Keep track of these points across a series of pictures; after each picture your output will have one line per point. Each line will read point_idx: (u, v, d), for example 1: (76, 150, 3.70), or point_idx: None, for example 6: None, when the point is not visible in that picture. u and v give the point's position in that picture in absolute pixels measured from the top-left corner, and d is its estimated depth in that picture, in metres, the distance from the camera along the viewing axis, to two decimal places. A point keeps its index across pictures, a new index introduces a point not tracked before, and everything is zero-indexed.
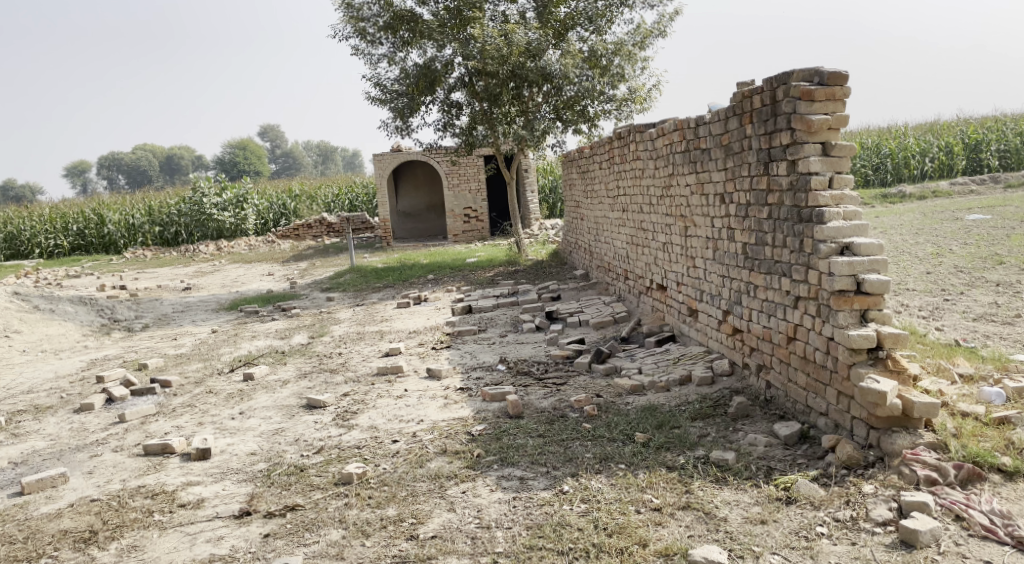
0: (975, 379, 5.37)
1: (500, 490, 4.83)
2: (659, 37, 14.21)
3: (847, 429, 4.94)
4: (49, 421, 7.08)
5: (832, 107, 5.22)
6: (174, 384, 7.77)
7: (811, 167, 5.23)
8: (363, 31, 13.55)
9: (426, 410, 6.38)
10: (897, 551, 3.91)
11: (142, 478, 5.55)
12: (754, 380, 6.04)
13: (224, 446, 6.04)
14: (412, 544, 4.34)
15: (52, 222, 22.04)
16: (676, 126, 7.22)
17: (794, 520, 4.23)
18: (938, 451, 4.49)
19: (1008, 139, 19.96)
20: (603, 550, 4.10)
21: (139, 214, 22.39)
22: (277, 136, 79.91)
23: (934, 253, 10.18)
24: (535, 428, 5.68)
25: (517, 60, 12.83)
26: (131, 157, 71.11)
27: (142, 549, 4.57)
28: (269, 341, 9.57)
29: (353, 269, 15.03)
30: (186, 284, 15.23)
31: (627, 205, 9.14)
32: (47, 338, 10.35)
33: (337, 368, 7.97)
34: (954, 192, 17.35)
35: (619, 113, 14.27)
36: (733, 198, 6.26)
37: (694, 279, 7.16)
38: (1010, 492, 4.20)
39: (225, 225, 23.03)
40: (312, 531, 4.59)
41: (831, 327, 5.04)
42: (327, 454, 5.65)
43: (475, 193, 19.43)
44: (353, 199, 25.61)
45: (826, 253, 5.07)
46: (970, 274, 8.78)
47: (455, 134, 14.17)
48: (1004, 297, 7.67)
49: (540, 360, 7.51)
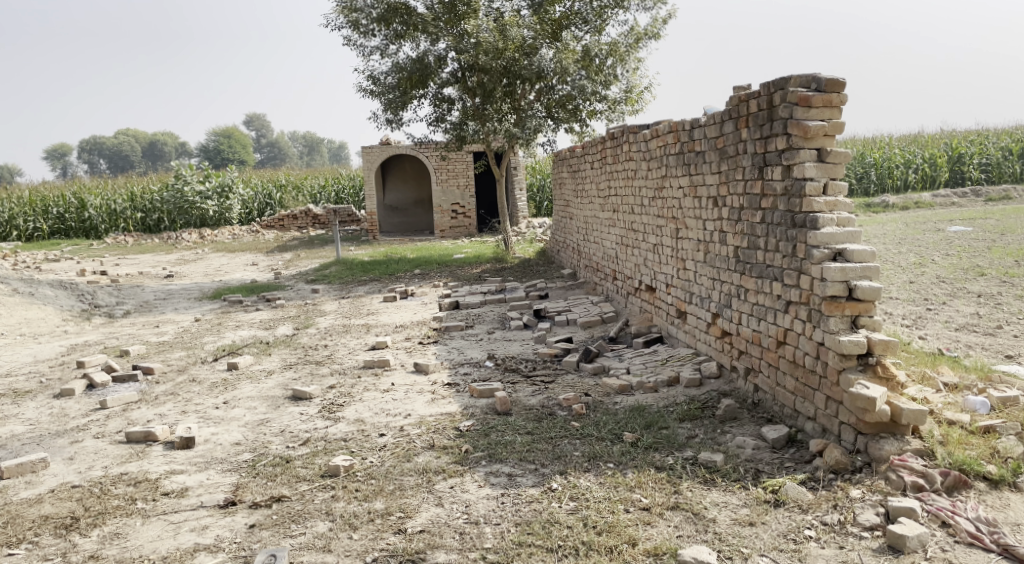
0: (959, 388, 5.43)
1: (489, 486, 4.82)
2: (652, 39, 14.25)
3: (833, 434, 4.96)
4: (29, 405, 6.98)
5: (829, 114, 5.25)
6: (157, 371, 7.68)
7: (806, 173, 5.25)
8: (356, 21, 13.41)
9: (413, 405, 6.36)
10: (884, 556, 3.94)
11: (125, 465, 5.49)
12: (742, 383, 6.07)
13: (208, 435, 5.97)
14: (400, 538, 4.32)
15: (31, 205, 21.77)
16: (670, 128, 7.25)
17: (782, 522, 4.26)
18: (924, 458, 4.55)
19: (990, 153, 20.27)
20: (593, 548, 4.10)
21: (120, 199, 22.20)
22: (262, 125, 79.22)
23: (917, 262, 10.31)
24: (524, 425, 5.66)
25: (512, 56, 12.82)
26: (113, 143, 70.25)
27: (126, 537, 4.51)
28: (253, 331, 9.49)
29: (339, 262, 14.90)
30: (168, 271, 15.06)
31: (618, 205, 9.16)
32: (26, 322, 10.17)
33: (323, 360, 7.92)
34: (936, 203, 17.54)
35: (611, 114, 14.28)
36: (726, 202, 6.29)
37: (684, 281, 7.18)
38: (995, 501, 4.25)
39: (208, 214, 22.70)
40: (299, 522, 4.55)
41: (822, 332, 5.06)
42: (313, 446, 5.60)
43: (464, 189, 19.37)
44: (340, 191, 25.33)
45: (819, 257, 5.09)
46: (952, 284, 8.90)
47: (446, 129, 14.11)
48: (985, 307, 7.78)
49: (528, 359, 7.49)
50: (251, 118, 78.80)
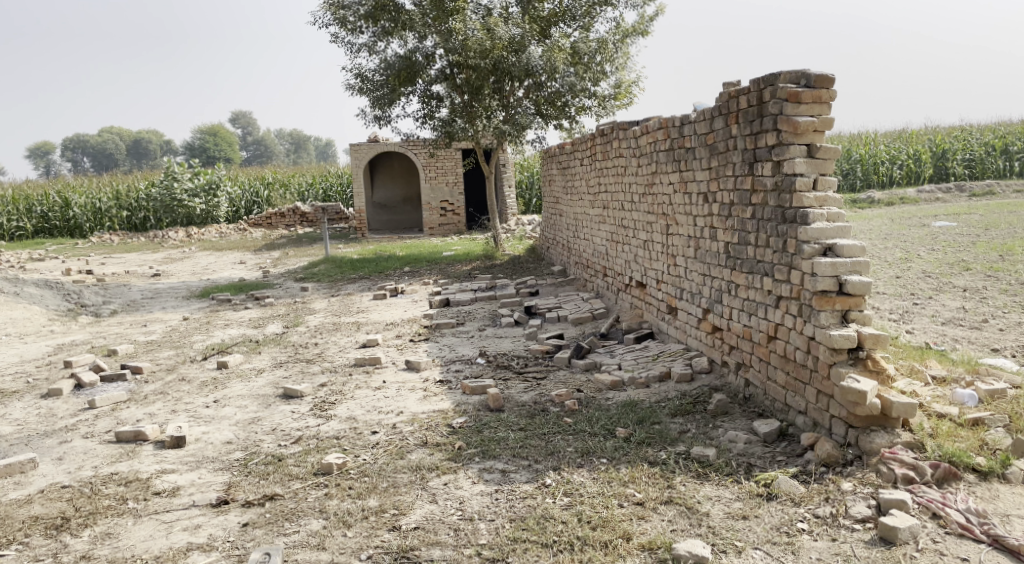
0: (948, 380, 5.47)
1: (482, 482, 4.82)
2: (640, 36, 14.31)
3: (824, 427, 5.01)
4: (16, 405, 6.92)
5: (818, 109, 5.28)
6: (145, 370, 7.63)
7: (797, 169, 5.29)
8: (343, 19, 13.30)
9: (405, 402, 6.35)
10: (876, 547, 3.97)
11: (115, 465, 5.45)
12: (733, 378, 6.10)
13: (200, 434, 5.94)
14: (394, 535, 4.31)
15: (15, 204, 21.50)
16: (660, 125, 7.27)
17: (775, 516, 4.29)
18: (914, 450, 4.60)
19: (973, 149, 20.43)
20: (588, 543, 4.12)
21: (106, 198, 22.04)
22: (248, 122, 78.54)
23: (903, 257, 10.39)
24: (516, 421, 5.67)
25: (500, 54, 12.77)
26: (97, 140, 69.76)
27: (117, 537, 4.48)
28: (243, 329, 9.45)
29: (327, 259, 14.88)
30: (155, 270, 14.97)
31: (607, 202, 9.18)
32: (12, 322, 10.07)
33: (314, 358, 7.89)
34: (921, 199, 17.67)
35: (600, 109, 14.28)
36: (717, 197, 6.31)
37: (675, 277, 7.21)
38: (984, 492, 4.30)
39: (196, 212, 22.54)
40: (292, 521, 4.54)
41: (812, 326, 5.09)
42: (305, 445, 5.58)
43: (452, 186, 19.35)
44: (328, 188, 25.28)
45: (810, 253, 5.12)
46: (938, 278, 8.98)
47: (434, 126, 14.08)
48: (971, 302, 7.86)
49: (520, 355, 7.50)
50: (235, 118, 78.08)
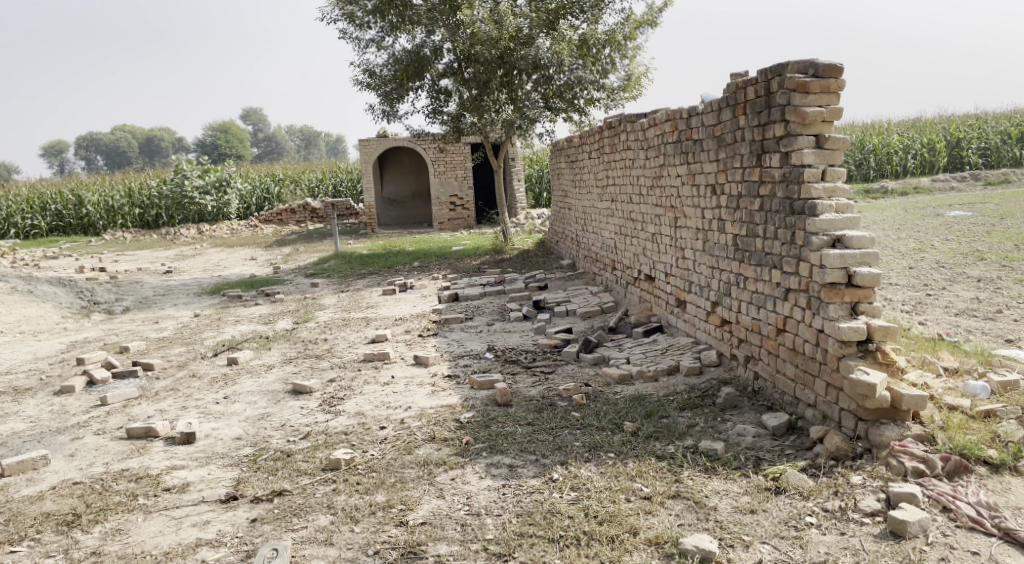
0: (959, 372, 5.41)
1: (489, 477, 4.82)
2: (649, 27, 14.22)
3: (834, 420, 4.96)
4: (29, 403, 6.97)
5: (826, 99, 5.23)
6: (156, 367, 7.70)
7: (804, 159, 5.23)
8: (351, 14, 13.33)
9: (414, 397, 6.36)
10: (885, 541, 3.94)
11: (126, 461, 5.49)
12: (742, 371, 6.05)
13: (209, 430, 5.97)
14: (401, 530, 4.32)
15: (29, 202, 21.65)
16: (668, 116, 7.23)
17: (783, 509, 4.26)
18: (925, 443, 4.56)
19: (989, 138, 20.19)
20: (595, 537, 4.11)
21: (118, 195, 22.14)
22: (259, 118, 78.88)
23: (917, 248, 10.28)
24: (524, 416, 5.66)
25: (507, 46, 12.74)
26: (109, 139, 69.96)
27: (127, 533, 4.51)
28: (252, 326, 9.49)
29: (338, 255, 14.91)
30: (167, 267, 15.04)
31: (616, 195, 9.13)
32: (26, 319, 10.16)
33: (323, 354, 7.92)
34: (935, 188, 17.51)
35: (610, 102, 14.21)
36: (725, 189, 6.26)
37: (683, 270, 7.16)
38: (995, 485, 4.26)
39: (207, 209, 22.65)
40: (300, 516, 4.56)
41: (821, 319, 5.04)
42: (314, 440, 5.61)
43: (461, 181, 19.35)
44: (337, 184, 25.40)
45: (818, 245, 5.07)
46: (952, 269, 8.87)
47: (443, 121, 14.09)
48: (985, 292, 7.76)
49: (528, 349, 7.49)
50: (246, 114, 78.52)
